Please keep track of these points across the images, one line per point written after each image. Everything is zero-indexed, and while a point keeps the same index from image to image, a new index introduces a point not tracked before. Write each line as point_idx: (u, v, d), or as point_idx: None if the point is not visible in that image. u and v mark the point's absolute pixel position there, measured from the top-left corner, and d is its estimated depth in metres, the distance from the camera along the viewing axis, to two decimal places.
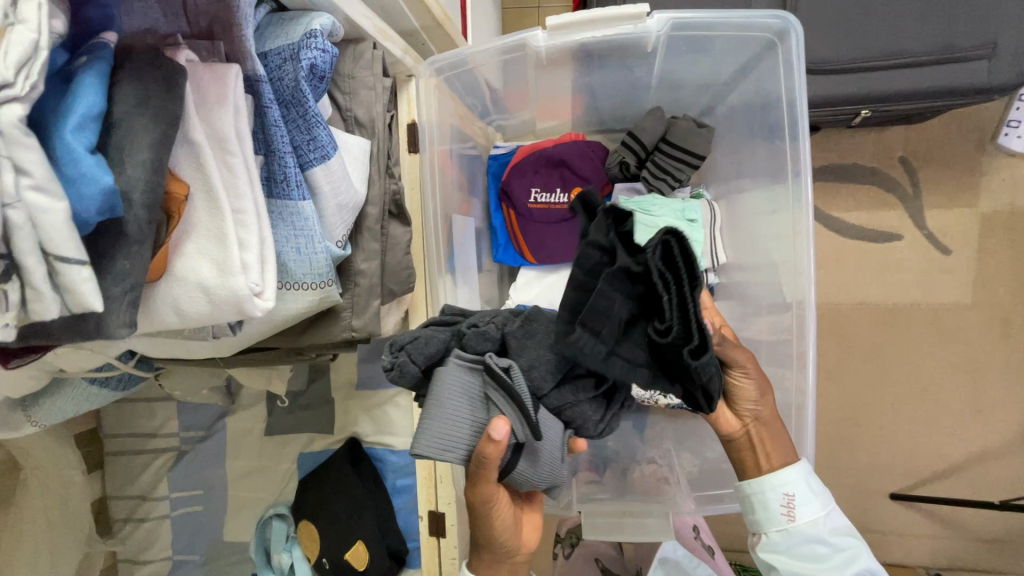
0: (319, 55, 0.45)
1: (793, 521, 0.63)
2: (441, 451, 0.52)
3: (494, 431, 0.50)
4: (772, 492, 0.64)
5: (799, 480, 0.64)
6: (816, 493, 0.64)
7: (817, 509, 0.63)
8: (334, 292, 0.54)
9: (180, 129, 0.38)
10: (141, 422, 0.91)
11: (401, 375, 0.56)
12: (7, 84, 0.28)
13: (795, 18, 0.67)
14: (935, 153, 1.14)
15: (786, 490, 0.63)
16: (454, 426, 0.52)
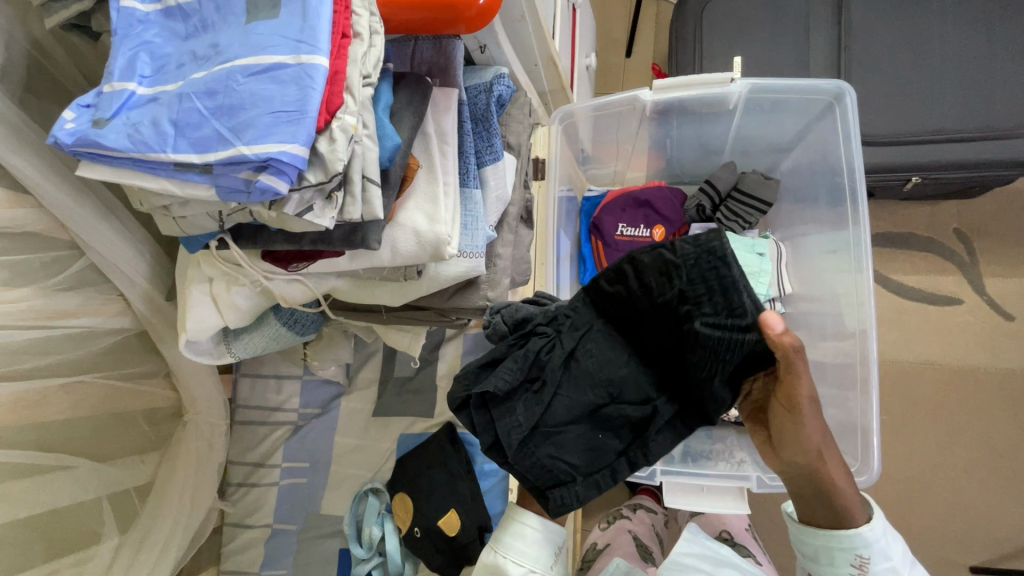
0: (505, 89, 0.65)
1: None
2: (470, 380, 0.62)
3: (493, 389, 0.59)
4: (843, 554, 0.59)
5: (877, 545, 0.58)
6: (896, 552, 0.59)
7: (894, 566, 0.59)
8: (479, 267, 0.66)
9: (421, 124, 0.58)
10: (269, 396, 1.04)
11: (494, 333, 0.65)
12: (369, 76, 0.50)
13: (849, 84, 0.83)
14: (988, 227, 1.24)
15: (861, 553, 0.59)
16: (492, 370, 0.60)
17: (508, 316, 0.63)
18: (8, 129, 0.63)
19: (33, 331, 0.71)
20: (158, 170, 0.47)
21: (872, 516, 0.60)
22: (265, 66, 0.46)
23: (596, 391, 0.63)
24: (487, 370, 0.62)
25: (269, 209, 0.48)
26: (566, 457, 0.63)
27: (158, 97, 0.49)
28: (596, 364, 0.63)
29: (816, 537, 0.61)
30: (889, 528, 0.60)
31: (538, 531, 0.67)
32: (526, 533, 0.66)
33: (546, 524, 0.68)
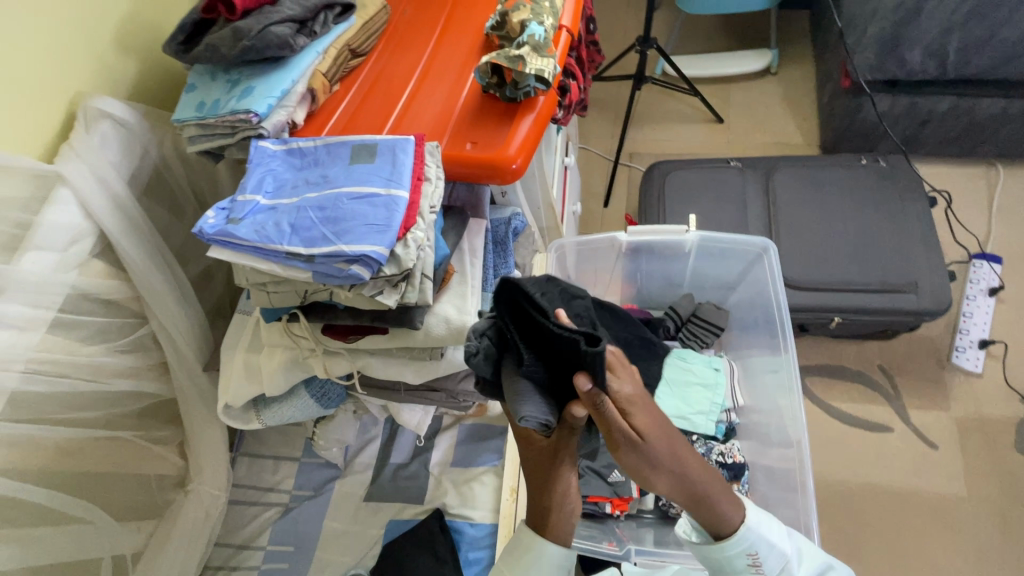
0: (519, 220, 0.89)
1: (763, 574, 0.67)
2: (539, 421, 0.58)
3: (579, 384, 0.54)
4: (737, 556, 0.67)
5: (759, 539, 0.67)
6: (775, 537, 0.68)
7: (778, 560, 0.68)
8: None
9: (458, 242, 0.78)
10: (266, 476, 1.10)
11: (480, 361, 0.61)
12: (432, 206, 0.69)
13: (771, 242, 1.10)
14: (906, 365, 1.46)
15: (750, 551, 0.67)
16: (537, 397, 0.58)
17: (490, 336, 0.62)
18: (129, 222, 0.82)
19: (92, 384, 0.81)
20: (271, 257, 0.64)
21: (744, 515, 0.68)
22: (365, 194, 0.66)
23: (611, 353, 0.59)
24: (545, 400, 0.59)
25: (349, 290, 0.65)
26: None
27: (278, 207, 0.67)
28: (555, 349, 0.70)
29: (713, 551, 0.69)
30: (763, 517, 0.69)
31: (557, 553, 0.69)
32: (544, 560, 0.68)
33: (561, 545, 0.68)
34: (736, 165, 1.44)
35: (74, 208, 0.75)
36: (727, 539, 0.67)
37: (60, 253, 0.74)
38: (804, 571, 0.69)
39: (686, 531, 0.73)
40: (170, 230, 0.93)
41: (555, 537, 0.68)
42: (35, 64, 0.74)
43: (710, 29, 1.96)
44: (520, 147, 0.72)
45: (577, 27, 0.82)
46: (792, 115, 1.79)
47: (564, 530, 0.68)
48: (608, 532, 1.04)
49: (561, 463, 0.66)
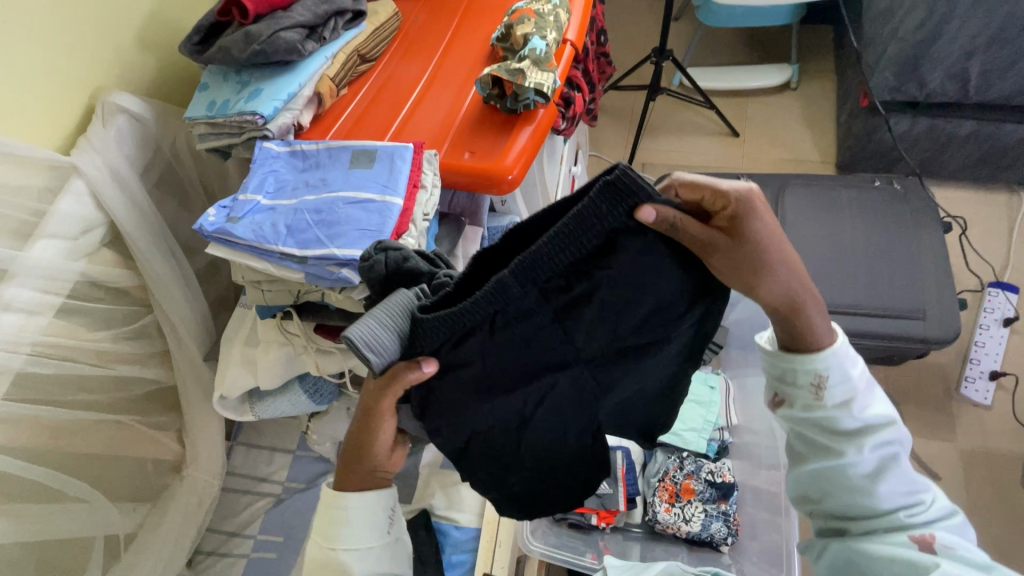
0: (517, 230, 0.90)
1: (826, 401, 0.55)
2: (364, 347, 0.49)
3: (421, 363, 0.51)
4: (806, 374, 0.56)
5: (837, 363, 0.55)
6: (856, 372, 0.55)
7: (854, 392, 0.55)
8: None
9: (453, 250, 0.79)
10: (261, 466, 1.12)
11: (371, 273, 0.58)
12: (427, 214, 0.71)
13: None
14: (912, 392, 1.43)
15: (822, 371, 0.55)
16: (384, 330, 0.50)
17: (391, 259, 0.57)
18: (139, 213, 0.85)
19: (97, 369, 0.84)
20: (266, 256, 0.66)
21: (834, 337, 0.56)
22: (360, 199, 0.67)
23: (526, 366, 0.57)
24: (394, 332, 0.51)
25: (339, 293, 0.67)
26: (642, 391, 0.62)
27: (277, 208, 0.69)
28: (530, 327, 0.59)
29: (773, 356, 0.58)
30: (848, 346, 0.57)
31: (363, 506, 0.59)
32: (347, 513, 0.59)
33: (369, 497, 0.60)
34: (745, 182, 1.43)
35: (87, 198, 0.78)
36: (797, 350, 0.56)
37: (70, 240, 0.77)
38: (872, 415, 0.55)
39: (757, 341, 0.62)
40: (179, 223, 0.96)
41: (359, 487, 0.60)
42: (58, 58, 0.77)
43: (730, 42, 1.94)
44: (517, 158, 0.73)
45: (581, 40, 0.83)
46: (809, 131, 1.76)
47: (367, 473, 0.60)
48: (592, 543, 1.04)
49: (381, 408, 0.56)
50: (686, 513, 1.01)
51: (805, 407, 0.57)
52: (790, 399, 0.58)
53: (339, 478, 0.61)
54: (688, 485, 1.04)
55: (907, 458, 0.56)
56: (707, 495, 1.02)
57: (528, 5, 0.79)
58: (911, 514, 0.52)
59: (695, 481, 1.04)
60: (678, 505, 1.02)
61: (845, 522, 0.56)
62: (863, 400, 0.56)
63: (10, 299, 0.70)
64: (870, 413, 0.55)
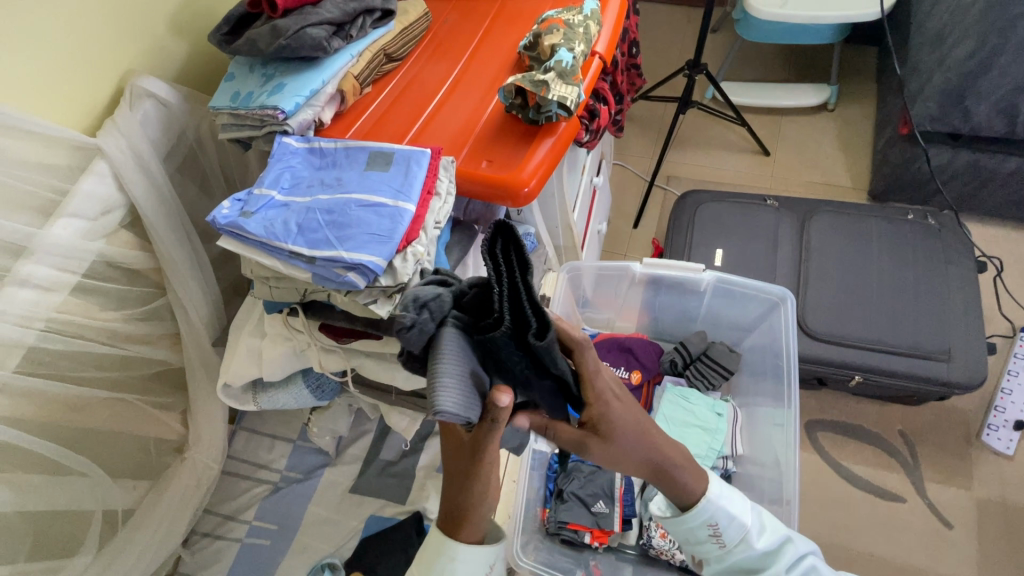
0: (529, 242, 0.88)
1: (724, 545, 0.69)
2: (461, 414, 0.47)
3: (501, 398, 0.49)
4: (699, 527, 0.69)
5: (717, 511, 0.68)
6: (737, 510, 0.68)
7: (743, 535, 0.68)
8: None
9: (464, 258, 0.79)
10: (261, 453, 1.14)
11: (415, 335, 0.49)
12: (439, 223, 0.70)
13: (789, 291, 1.04)
14: (928, 434, 1.38)
15: (710, 522, 0.69)
16: (463, 387, 0.48)
17: (434, 307, 0.50)
18: (159, 197, 0.85)
19: (107, 347, 0.85)
20: (275, 253, 0.66)
21: (706, 486, 0.69)
22: (373, 202, 0.67)
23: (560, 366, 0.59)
24: (471, 394, 0.48)
25: (345, 295, 0.66)
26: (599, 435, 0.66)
27: (290, 204, 0.69)
28: None
29: (676, 524, 0.72)
30: (723, 489, 0.70)
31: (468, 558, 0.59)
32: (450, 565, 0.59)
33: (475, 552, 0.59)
34: (772, 205, 1.39)
35: (109, 180, 0.79)
36: (688, 511, 0.69)
37: (90, 221, 0.78)
38: (764, 542, 0.69)
39: (662, 508, 0.76)
40: (198, 208, 0.97)
41: (468, 539, 0.60)
42: (90, 39, 0.78)
43: (768, 58, 1.89)
44: (535, 170, 0.72)
45: (610, 54, 0.81)
46: (842, 155, 1.71)
47: (477, 529, 0.59)
48: (582, 562, 1.04)
49: (484, 461, 0.54)
50: None
51: (720, 558, 0.70)
52: (707, 554, 0.71)
53: (444, 524, 0.60)
54: None
55: (820, 562, 0.69)
56: None
57: (558, 15, 0.78)
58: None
59: None
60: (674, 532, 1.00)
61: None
62: (755, 530, 0.69)
63: (28, 276, 0.71)
64: (761, 540, 0.69)
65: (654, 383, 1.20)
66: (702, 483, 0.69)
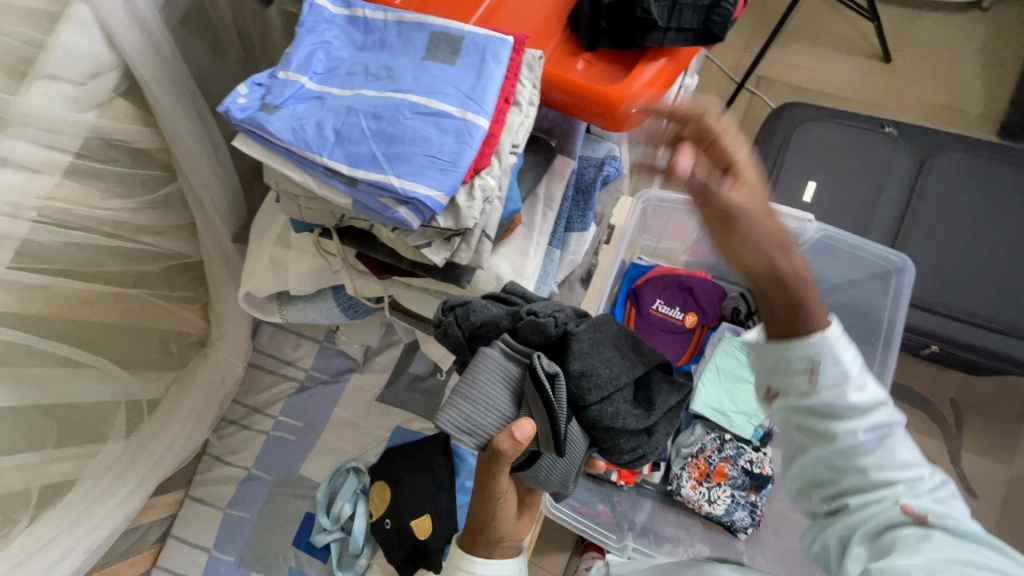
0: (615, 170, 0.70)
1: (817, 385, 0.45)
2: (458, 432, 0.49)
3: (517, 431, 0.48)
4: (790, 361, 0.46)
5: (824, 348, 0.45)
6: (851, 355, 0.45)
7: (848, 368, 0.45)
8: None
9: (535, 186, 0.64)
10: (287, 350, 1.11)
11: (444, 337, 0.56)
12: (516, 145, 0.54)
13: (915, 267, 0.89)
14: (982, 405, 1.32)
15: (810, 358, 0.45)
16: (481, 413, 0.49)
17: (465, 318, 0.55)
18: (161, 61, 0.68)
19: (115, 240, 0.75)
20: (306, 166, 0.51)
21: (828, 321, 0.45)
22: (433, 109, 0.50)
23: (632, 412, 0.53)
24: (476, 423, 0.49)
25: (391, 232, 0.53)
26: (655, 17, 0.54)
27: (325, 98, 0.53)
28: (591, 370, 0.52)
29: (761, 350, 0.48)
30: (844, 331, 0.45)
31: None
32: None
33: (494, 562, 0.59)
34: (890, 133, 1.15)
35: (95, 32, 0.60)
36: (785, 332, 0.46)
37: (78, 87, 0.61)
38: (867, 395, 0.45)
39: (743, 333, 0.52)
40: (211, 74, 0.79)
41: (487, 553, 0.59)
42: None
43: None
44: (648, 87, 0.54)
45: None
46: (983, 73, 1.40)
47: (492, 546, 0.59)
48: (606, 496, 1.01)
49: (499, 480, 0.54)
50: (712, 495, 0.97)
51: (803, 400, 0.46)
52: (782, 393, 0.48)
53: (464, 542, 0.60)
54: (721, 468, 0.99)
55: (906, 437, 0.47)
56: (739, 481, 0.97)
57: None
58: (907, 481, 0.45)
59: (731, 466, 0.98)
60: (706, 485, 0.97)
61: (835, 488, 0.48)
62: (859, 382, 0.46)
63: (6, 153, 0.58)
64: (860, 394, 0.45)
65: (709, 328, 1.11)
66: (819, 310, 0.45)
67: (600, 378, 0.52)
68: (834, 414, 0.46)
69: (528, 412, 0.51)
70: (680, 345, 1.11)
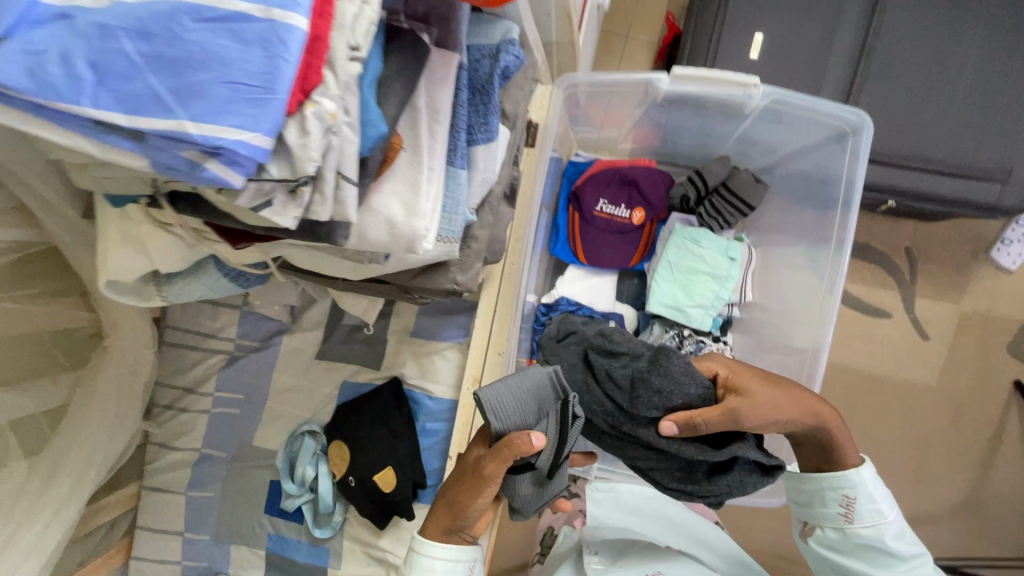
0: (514, 60, 0.56)
1: (851, 521, 0.72)
2: (492, 409, 0.64)
3: (533, 436, 0.63)
4: (834, 500, 0.73)
5: (862, 490, 0.71)
6: (881, 499, 0.71)
7: (879, 514, 0.71)
8: (453, 250, 0.63)
9: (411, 96, 0.49)
10: (204, 321, 0.99)
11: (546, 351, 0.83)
12: (357, 48, 0.39)
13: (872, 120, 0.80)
14: (937, 249, 1.31)
15: (848, 495, 0.72)
16: (514, 410, 0.65)
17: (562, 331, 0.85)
18: None
19: None
20: (64, 121, 0.36)
21: (862, 466, 0.72)
22: (223, 12, 0.35)
23: (689, 441, 0.68)
24: (512, 412, 0.65)
25: (219, 194, 0.39)
26: None
27: (73, 13, 0.35)
28: (666, 388, 0.68)
29: (810, 492, 0.75)
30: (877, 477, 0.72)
31: (450, 560, 0.71)
32: (433, 565, 0.71)
33: (452, 554, 0.72)
34: None
35: None
36: (834, 475, 0.72)
37: None
38: (895, 543, 0.71)
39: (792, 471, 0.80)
40: None
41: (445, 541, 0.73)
42: None
43: None
44: None
45: None
46: None
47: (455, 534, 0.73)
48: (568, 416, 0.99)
49: (488, 482, 0.68)
50: None
51: (842, 531, 0.73)
52: (825, 522, 0.74)
53: (431, 527, 0.74)
54: None
55: None
56: None
57: None
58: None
59: None
60: None
61: None
62: (892, 527, 0.72)
63: None
64: (892, 536, 0.71)
65: (659, 222, 1.03)
66: (855, 457, 0.73)
67: (667, 392, 0.68)
68: (870, 548, 0.72)
69: (545, 428, 0.66)
70: (631, 245, 1.02)
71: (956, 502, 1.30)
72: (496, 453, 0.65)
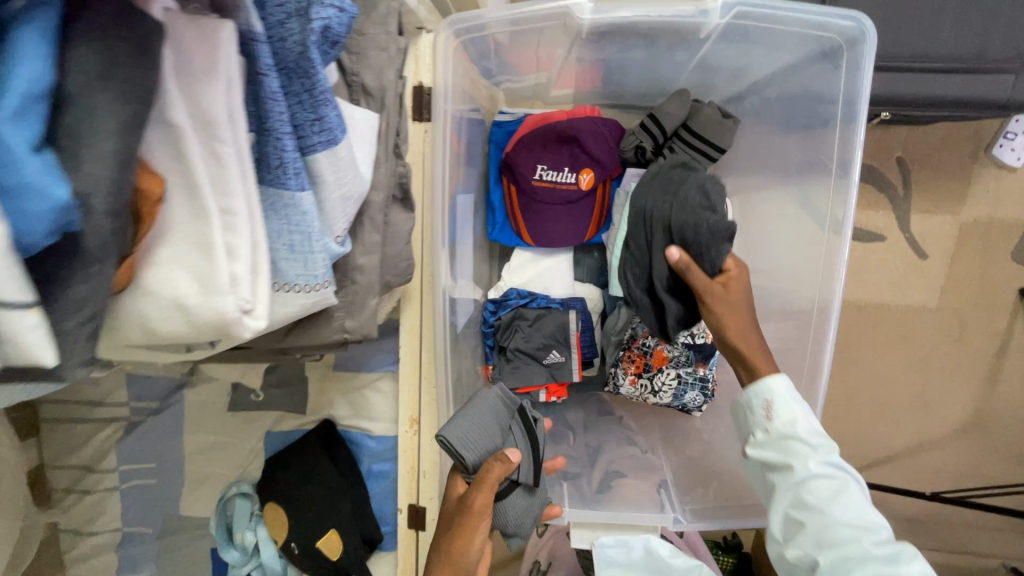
0: (335, 14, 0.36)
1: (770, 421, 0.64)
2: (455, 445, 0.58)
3: (509, 454, 0.57)
4: (753, 403, 0.66)
5: (780, 395, 0.64)
6: (804, 412, 0.63)
7: (798, 415, 0.63)
8: (329, 294, 0.46)
9: (155, 106, 0.30)
10: (84, 389, 0.81)
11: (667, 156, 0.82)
12: None
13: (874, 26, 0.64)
14: (931, 156, 1.15)
15: (766, 397, 0.65)
16: (479, 436, 0.59)
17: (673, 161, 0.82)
18: None
19: None
20: None
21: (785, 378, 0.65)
22: None
23: (663, 273, 0.71)
24: (479, 438, 0.59)
25: None
26: None
27: None
28: (692, 223, 0.68)
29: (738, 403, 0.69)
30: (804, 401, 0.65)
31: None
32: None
33: None
34: None
35: None
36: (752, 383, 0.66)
37: None
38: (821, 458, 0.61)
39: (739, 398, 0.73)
40: None
41: None
42: None
43: None
44: None
45: None
46: None
47: None
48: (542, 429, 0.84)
49: (482, 517, 0.57)
50: (655, 385, 0.81)
51: (764, 437, 0.65)
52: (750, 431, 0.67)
53: None
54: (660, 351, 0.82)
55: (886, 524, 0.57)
56: (681, 358, 0.81)
57: None
58: (875, 538, 0.56)
59: (670, 347, 0.81)
60: (646, 376, 0.81)
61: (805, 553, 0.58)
62: (821, 440, 0.62)
63: None
64: (815, 446, 0.62)
65: (612, 181, 0.86)
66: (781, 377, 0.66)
67: (690, 234, 0.68)
68: (790, 454, 0.62)
69: (515, 444, 0.62)
70: (583, 215, 0.84)
71: (962, 423, 1.22)
72: (473, 490, 0.57)
